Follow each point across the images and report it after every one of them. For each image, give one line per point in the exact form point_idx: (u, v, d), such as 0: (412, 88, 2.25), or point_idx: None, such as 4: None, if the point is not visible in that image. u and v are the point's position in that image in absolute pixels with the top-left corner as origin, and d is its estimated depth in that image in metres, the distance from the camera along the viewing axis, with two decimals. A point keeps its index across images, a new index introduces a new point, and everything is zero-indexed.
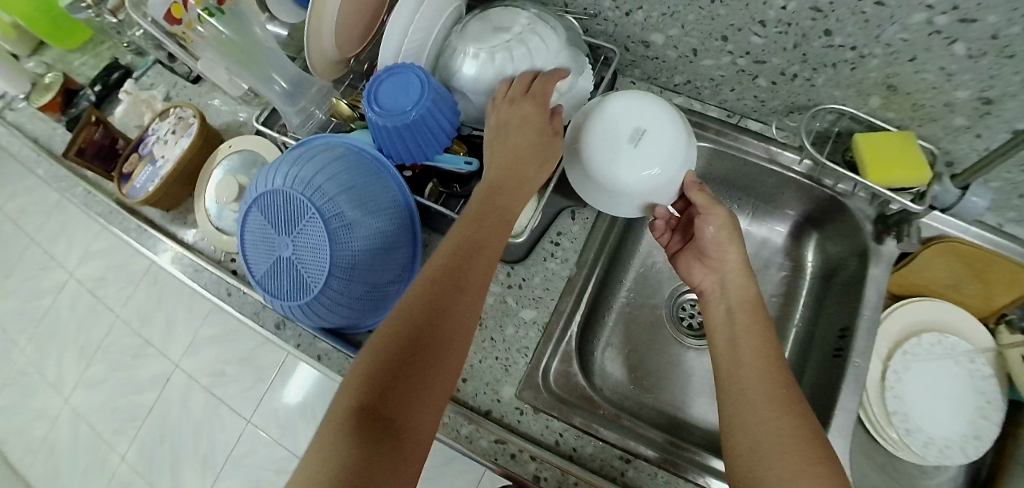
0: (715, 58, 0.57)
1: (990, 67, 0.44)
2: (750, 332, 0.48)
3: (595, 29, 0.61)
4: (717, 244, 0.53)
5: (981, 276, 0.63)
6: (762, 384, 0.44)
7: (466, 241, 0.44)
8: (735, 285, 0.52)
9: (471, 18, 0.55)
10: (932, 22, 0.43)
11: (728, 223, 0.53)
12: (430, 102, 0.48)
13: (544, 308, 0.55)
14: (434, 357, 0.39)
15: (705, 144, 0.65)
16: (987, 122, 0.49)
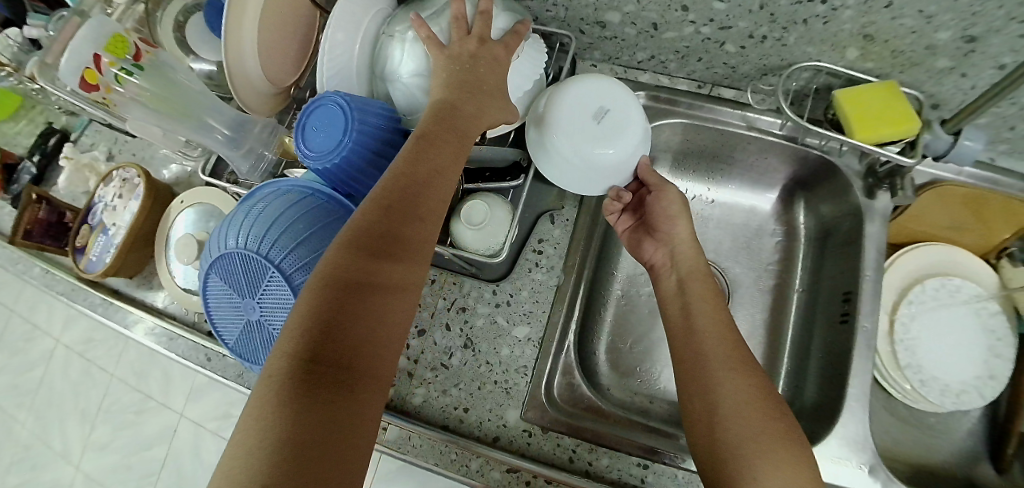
0: (678, 29, 0.54)
1: (972, 4, 0.43)
2: (702, 301, 0.47)
3: (545, 15, 0.57)
4: (666, 220, 0.52)
5: (978, 213, 0.62)
6: (717, 349, 0.44)
7: (399, 205, 0.41)
8: (684, 257, 0.51)
9: (398, 14, 0.51)
10: None
11: (677, 199, 0.52)
12: (356, 132, 0.46)
13: (536, 323, 0.52)
14: (370, 339, 0.37)
15: (679, 119, 0.62)
16: (972, 60, 0.48)
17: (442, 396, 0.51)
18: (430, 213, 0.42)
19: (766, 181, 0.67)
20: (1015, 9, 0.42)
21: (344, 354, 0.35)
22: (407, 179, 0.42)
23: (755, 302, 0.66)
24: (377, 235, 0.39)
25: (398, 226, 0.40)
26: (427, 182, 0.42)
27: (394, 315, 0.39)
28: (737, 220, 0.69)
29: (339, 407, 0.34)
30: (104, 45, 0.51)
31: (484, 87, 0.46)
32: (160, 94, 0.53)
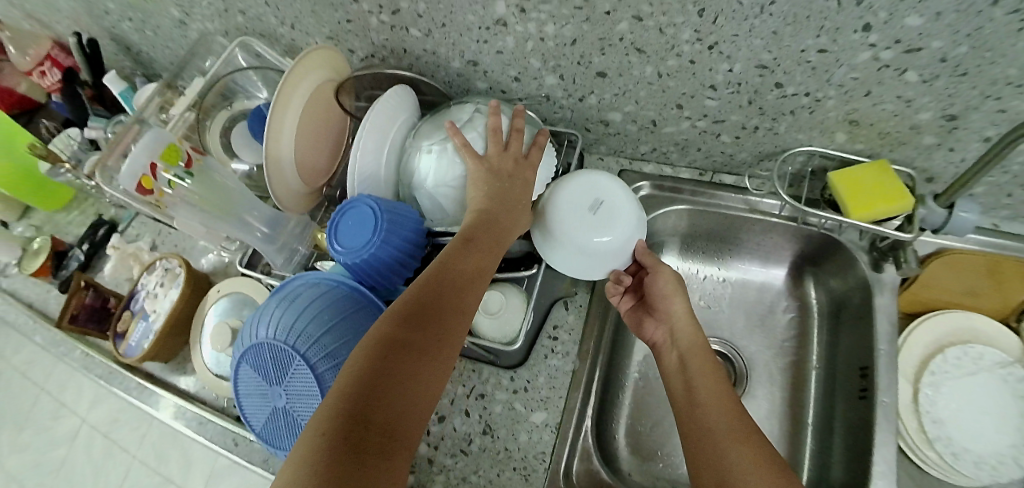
0: (675, 124, 0.60)
1: (946, 88, 0.47)
2: (703, 374, 0.49)
3: (553, 117, 0.63)
4: (664, 299, 0.54)
5: (989, 278, 0.62)
6: (723, 424, 0.44)
7: (442, 287, 0.45)
8: (682, 333, 0.52)
9: (424, 121, 0.58)
10: (878, 57, 0.46)
11: (674, 280, 0.54)
12: (384, 233, 0.50)
13: (553, 408, 0.53)
14: (406, 415, 0.39)
15: (683, 205, 0.66)
16: (957, 135, 0.51)
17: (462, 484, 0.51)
18: (467, 304, 0.46)
19: (774, 258, 0.69)
20: (988, 88, 0.45)
21: (383, 424, 0.37)
22: (449, 269, 0.46)
23: (772, 376, 0.66)
24: (424, 312, 0.43)
25: (442, 311, 0.44)
26: (466, 275, 0.47)
27: (428, 397, 0.41)
28: (748, 294, 0.71)
29: (374, 473, 0.35)
30: (160, 153, 0.54)
31: (519, 197, 0.52)
32: (208, 196, 0.57)
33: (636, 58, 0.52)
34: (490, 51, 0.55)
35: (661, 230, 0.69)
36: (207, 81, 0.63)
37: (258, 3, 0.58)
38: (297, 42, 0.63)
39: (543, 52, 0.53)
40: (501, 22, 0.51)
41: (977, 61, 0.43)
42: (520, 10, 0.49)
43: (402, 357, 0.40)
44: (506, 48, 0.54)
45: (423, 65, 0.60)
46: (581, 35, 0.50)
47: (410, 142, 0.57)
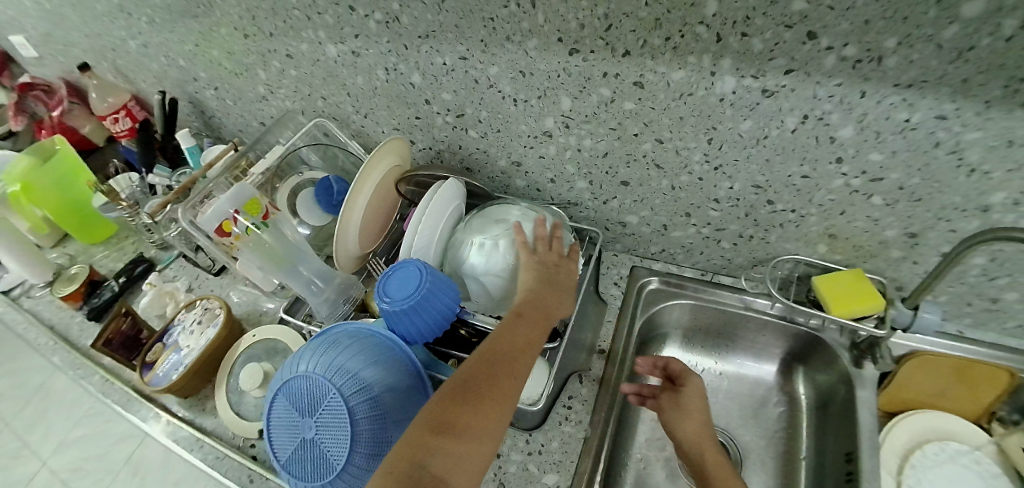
0: (683, 230, 0.69)
1: (906, 210, 0.57)
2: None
3: (579, 215, 0.73)
4: (682, 409, 0.60)
5: (961, 381, 0.68)
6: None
7: (492, 355, 0.49)
8: (701, 452, 0.57)
9: (473, 214, 0.64)
10: (850, 184, 0.57)
11: (693, 381, 0.62)
12: (428, 286, 0.55)
13: (566, 472, 0.57)
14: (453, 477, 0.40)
15: (687, 299, 0.73)
16: (918, 251, 0.61)
17: None
18: (511, 383, 0.48)
19: (766, 355, 0.75)
20: (938, 212, 0.56)
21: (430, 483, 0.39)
22: (500, 347, 0.50)
23: (766, 464, 0.70)
24: (477, 379, 0.46)
25: (492, 376, 0.47)
26: (510, 351, 0.50)
27: (477, 458, 0.43)
28: (743, 383, 0.77)
29: None
30: (242, 203, 0.60)
31: (563, 284, 0.58)
32: (271, 249, 0.63)
33: (655, 172, 0.63)
34: (534, 155, 0.66)
35: (667, 321, 0.76)
36: (284, 151, 0.71)
37: (340, 93, 0.69)
38: (366, 128, 0.73)
39: (578, 161, 0.65)
40: (547, 133, 0.63)
41: (928, 189, 0.54)
42: (565, 125, 0.61)
43: (450, 419, 0.43)
44: (548, 154, 0.66)
45: (473, 159, 0.70)
46: (613, 149, 0.62)
47: (461, 230, 0.63)
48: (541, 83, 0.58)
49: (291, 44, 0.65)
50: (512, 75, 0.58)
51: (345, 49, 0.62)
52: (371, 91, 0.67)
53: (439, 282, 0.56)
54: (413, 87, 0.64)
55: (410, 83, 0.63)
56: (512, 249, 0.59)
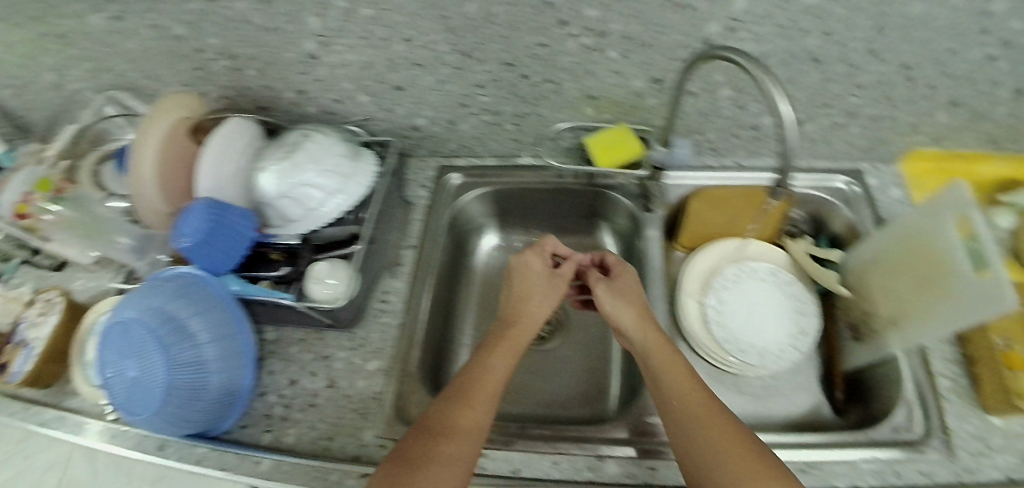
0: (468, 121, 0.74)
1: (641, 58, 0.62)
2: (663, 366, 0.59)
3: (376, 128, 0.77)
4: (623, 297, 0.66)
5: (745, 209, 0.75)
6: (683, 414, 0.54)
7: (473, 369, 0.57)
8: (642, 332, 0.63)
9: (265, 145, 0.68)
10: (584, 44, 0.61)
11: (626, 271, 0.68)
12: (214, 214, 0.60)
13: (385, 355, 0.66)
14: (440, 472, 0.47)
15: (490, 187, 0.79)
16: (670, 95, 0.66)
17: (311, 431, 0.62)
18: (484, 402, 0.54)
19: (578, 223, 0.84)
20: (670, 53, 0.61)
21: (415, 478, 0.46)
22: (482, 379, 0.56)
23: (588, 320, 0.82)
24: (459, 387, 0.55)
25: (470, 382, 0.55)
26: (489, 381, 0.56)
27: (465, 451, 0.50)
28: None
29: None
30: (33, 185, 0.72)
31: (534, 287, 0.67)
32: (76, 221, 0.72)
33: (418, 71, 0.67)
34: (312, 80, 0.70)
35: (479, 211, 0.81)
36: (81, 129, 0.80)
37: (122, 60, 0.71)
38: (160, 90, 0.75)
39: (351, 76, 0.68)
40: (314, 56, 0.66)
41: (648, 33, 0.59)
42: (324, 45, 0.64)
43: (431, 424, 0.51)
44: (321, 75, 0.69)
45: (265, 98, 0.73)
46: (374, 58, 0.65)
47: (250, 165, 0.66)
48: (285, 8, 0.60)
49: (55, 20, 0.66)
50: (258, 6, 0.60)
51: (107, 15, 0.64)
52: (151, 52, 0.69)
53: (227, 213, 0.61)
54: (181, 39, 0.66)
55: (177, 35, 0.66)
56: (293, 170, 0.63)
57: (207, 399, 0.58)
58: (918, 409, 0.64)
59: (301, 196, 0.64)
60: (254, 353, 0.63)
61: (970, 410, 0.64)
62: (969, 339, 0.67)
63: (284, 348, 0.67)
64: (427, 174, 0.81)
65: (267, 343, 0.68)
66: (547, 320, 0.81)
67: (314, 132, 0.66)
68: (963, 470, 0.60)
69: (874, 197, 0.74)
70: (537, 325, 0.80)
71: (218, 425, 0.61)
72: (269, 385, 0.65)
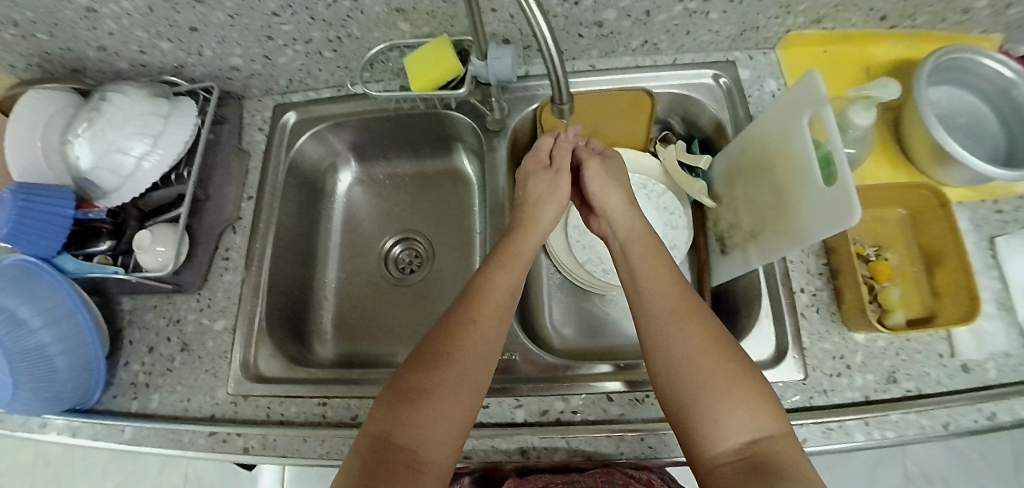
0: (284, 54, 0.68)
1: None
2: (642, 262, 0.56)
3: (196, 74, 0.72)
4: (613, 176, 0.63)
5: (605, 116, 0.72)
6: (664, 311, 0.51)
7: (463, 295, 0.54)
8: (629, 224, 0.60)
9: (78, 108, 0.66)
10: None
11: (615, 155, 0.65)
12: (19, 195, 0.60)
13: (231, 313, 0.67)
14: (447, 395, 0.47)
15: (325, 123, 0.74)
16: None
17: (172, 395, 0.65)
18: (488, 316, 0.53)
19: (433, 149, 0.80)
20: None
21: (421, 402, 0.46)
22: (477, 298, 0.53)
23: (450, 254, 0.78)
24: (446, 317, 0.52)
25: (456, 310, 0.53)
26: (484, 303, 0.53)
27: (464, 374, 0.49)
28: (427, 183, 0.82)
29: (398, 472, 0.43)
30: None
31: (534, 195, 0.62)
32: None
33: (203, 8, 0.60)
34: (105, 35, 0.64)
35: (324, 148, 0.78)
36: None
37: None
38: None
39: (138, 25, 0.63)
40: (91, 10, 0.60)
41: None
42: None
43: (421, 355, 0.50)
44: (112, 28, 0.63)
45: (72, 60, 0.68)
46: (151, 3, 0.59)
47: (58, 139, 0.64)
48: None
49: None
50: None
51: None
52: None
53: (40, 196, 0.61)
54: None
55: None
56: (98, 137, 0.62)
57: (54, 380, 0.60)
58: (769, 323, 0.61)
59: (109, 161, 0.62)
60: (97, 331, 0.63)
61: (827, 326, 0.60)
62: (832, 247, 0.62)
63: (140, 317, 0.69)
64: (265, 114, 0.77)
65: (124, 313, 0.70)
66: (412, 256, 0.80)
67: (115, 94, 0.64)
68: (810, 388, 0.58)
69: (747, 89, 0.71)
70: (403, 261, 0.79)
71: (84, 405, 0.64)
72: (131, 355, 0.68)
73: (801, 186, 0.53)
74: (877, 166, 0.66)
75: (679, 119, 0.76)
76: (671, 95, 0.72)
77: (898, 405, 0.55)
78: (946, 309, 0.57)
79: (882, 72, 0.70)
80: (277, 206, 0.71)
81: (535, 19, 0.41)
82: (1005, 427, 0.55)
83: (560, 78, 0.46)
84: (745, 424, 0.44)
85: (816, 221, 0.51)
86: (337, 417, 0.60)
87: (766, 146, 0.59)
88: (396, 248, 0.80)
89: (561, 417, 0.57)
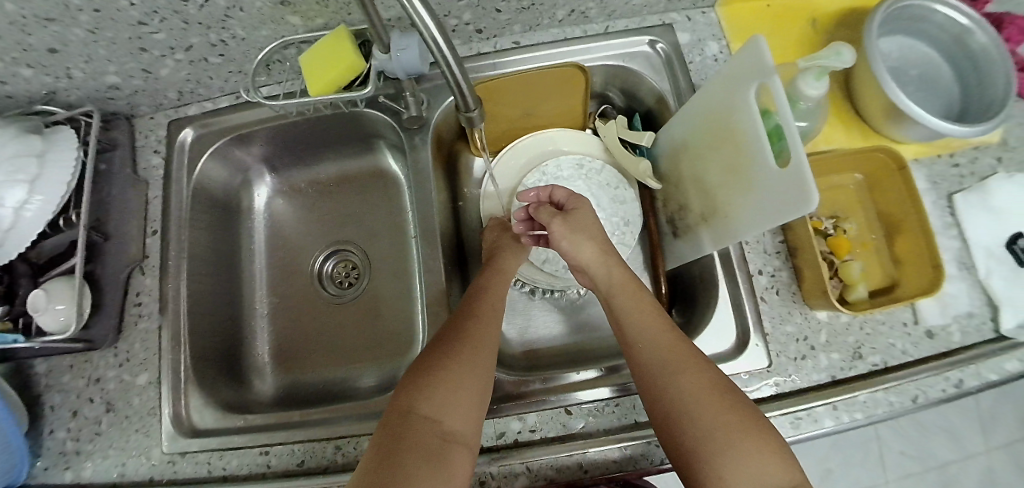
0: (166, 65, 0.60)
1: None
2: (627, 309, 0.51)
3: (73, 99, 0.63)
4: (580, 228, 0.57)
5: (536, 98, 0.66)
6: (656, 364, 0.46)
7: (471, 295, 0.54)
8: (606, 273, 0.55)
9: None
10: None
11: (583, 205, 0.59)
12: None
13: (153, 365, 0.61)
14: (463, 381, 0.45)
15: (230, 137, 0.67)
16: None
17: (105, 461, 0.59)
18: (494, 316, 0.52)
19: (358, 149, 0.73)
20: None
21: (440, 386, 0.44)
22: (481, 299, 0.54)
23: (388, 259, 0.72)
24: (455, 317, 0.51)
25: (466, 308, 0.52)
26: (491, 298, 0.54)
27: (479, 365, 0.47)
28: (353, 186, 0.75)
29: (426, 450, 0.40)
30: None
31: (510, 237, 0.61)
32: None
33: (56, 26, 0.52)
34: None
35: (234, 164, 0.70)
36: None
37: None
38: None
39: None
40: None
41: None
42: None
43: (434, 348, 0.48)
44: None
45: None
46: None
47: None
48: None
49: None
50: None
51: None
52: None
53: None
54: None
55: None
56: None
57: None
58: (730, 309, 0.58)
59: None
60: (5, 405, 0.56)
61: (788, 307, 0.57)
62: (788, 225, 0.58)
63: (57, 380, 0.62)
64: (160, 134, 0.68)
65: (39, 378, 0.62)
66: (347, 268, 0.73)
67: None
68: (777, 374, 0.55)
69: (686, 53, 0.65)
70: (338, 276, 0.73)
71: (14, 482, 0.58)
72: (54, 423, 0.61)
73: (752, 165, 0.48)
74: (830, 128, 0.63)
75: (617, 92, 0.70)
76: (607, 67, 0.66)
77: (865, 384, 0.54)
78: (910, 279, 0.55)
79: (830, 23, 0.65)
80: (186, 234, 0.64)
81: (419, 17, 0.34)
82: (972, 392, 0.55)
83: (460, 77, 0.41)
84: (757, 477, 0.40)
85: (771, 206, 0.46)
86: (281, 466, 0.56)
87: (711, 123, 0.54)
88: (327, 263, 0.73)
89: (519, 439, 0.53)
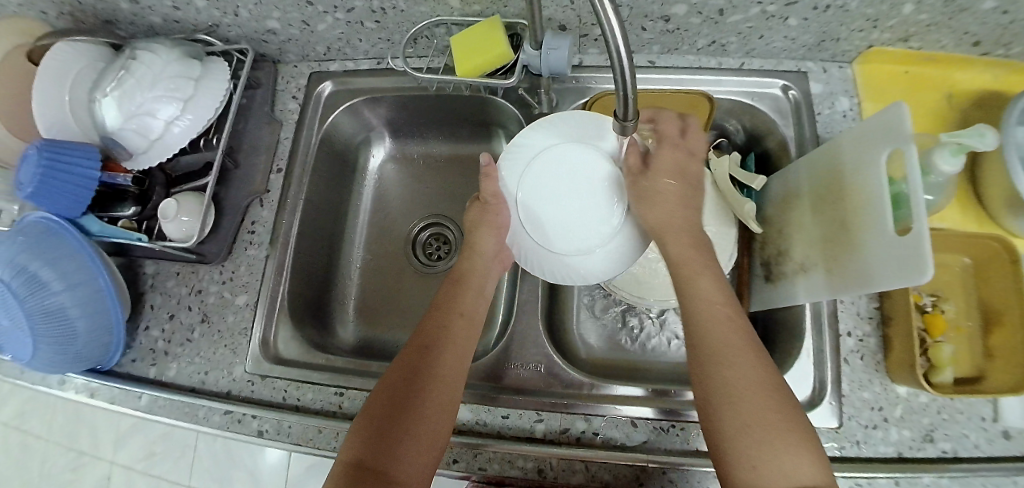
0: (324, 21, 0.64)
1: None
2: (689, 284, 0.51)
3: (232, 35, 0.68)
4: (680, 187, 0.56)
5: None
6: (713, 346, 0.47)
7: (441, 302, 0.56)
8: (674, 242, 0.53)
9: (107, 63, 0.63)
10: None
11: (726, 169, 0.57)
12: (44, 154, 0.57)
13: (252, 290, 0.65)
14: (437, 387, 0.49)
15: (362, 96, 0.70)
16: None
17: (189, 366, 0.63)
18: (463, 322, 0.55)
19: (474, 131, 0.76)
20: None
21: (412, 389, 0.49)
22: (455, 306, 0.56)
23: None
24: (434, 321, 0.54)
25: (442, 314, 0.55)
26: (465, 309, 0.56)
27: (449, 373, 0.51)
28: (461, 166, 0.78)
29: (391, 451, 0.46)
30: None
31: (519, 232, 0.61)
32: None
33: None
34: None
35: (359, 122, 0.74)
36: None
37: None
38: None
39: None
40: None
41: None
42: None
43: (413, 352, 0.52)
44: None
45: (103, 11, 0.64)
46: None
47: (84, 96, 0.61)
48: None
49: None
50: None
51: None
52: None
53: (62, 153, 0.58)
54: None
55: None
56: (126, 98, 0.59)
57: (70, 345, 0.59)
58: (810, 363, 0.59)
59: (137, 126, 0.59)
60: (116, 297, 0.61)
61: (870, 375, 0.57)
62: (888, 293, 0.58)
63: (162, 282, 0.67)
64: (299, 82, 0.72)
65: (147, 277, 0.68)
66: (441, 242, 0.76)
67: (144, 53, 0.60)
68: (844, 438, 0.55)
69: (817, 104, 0.65)
70: (432, 246, 0.76)
71: (104, 366, 0.63)
72: (151, 320, 0.66)
73: (860, 233, 0.49)
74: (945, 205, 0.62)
75: (738, 127, 0.70)
76: (735, 102, 0.67)
77: (933, 467, 0.54)
78: (1001, 373, 0.55)
79: (969, 99, 0.64)
80: (306, 179, 0.68)
81: (609, 26, 0.35)
82: None
83: (627, 85, 0.38)
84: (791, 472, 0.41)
85: (879, 271, 0.47)
86: (353, 410, 0.59)
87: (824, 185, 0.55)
88: (424, 232, 0.76)
89: (582, 438, 0.55)
